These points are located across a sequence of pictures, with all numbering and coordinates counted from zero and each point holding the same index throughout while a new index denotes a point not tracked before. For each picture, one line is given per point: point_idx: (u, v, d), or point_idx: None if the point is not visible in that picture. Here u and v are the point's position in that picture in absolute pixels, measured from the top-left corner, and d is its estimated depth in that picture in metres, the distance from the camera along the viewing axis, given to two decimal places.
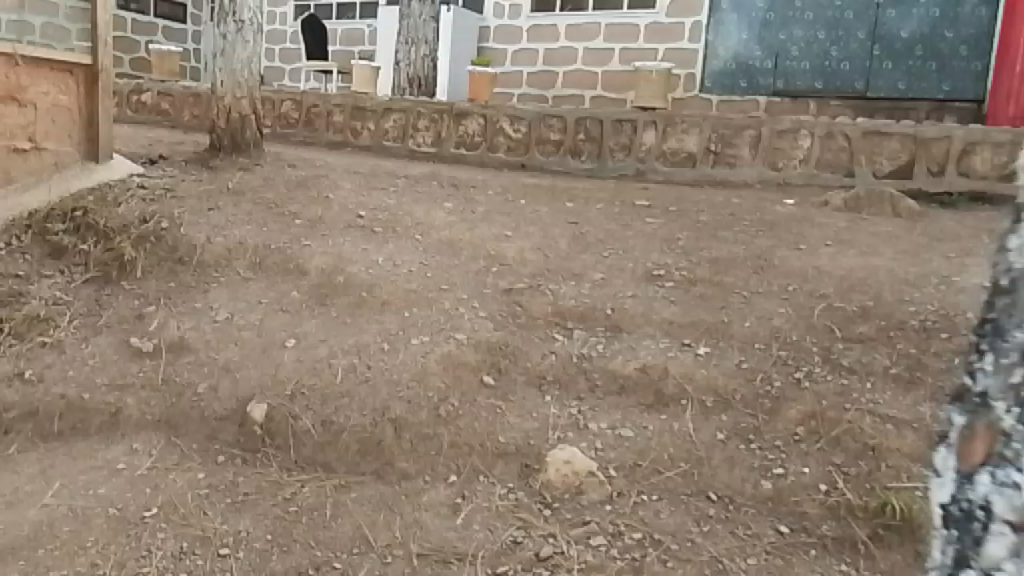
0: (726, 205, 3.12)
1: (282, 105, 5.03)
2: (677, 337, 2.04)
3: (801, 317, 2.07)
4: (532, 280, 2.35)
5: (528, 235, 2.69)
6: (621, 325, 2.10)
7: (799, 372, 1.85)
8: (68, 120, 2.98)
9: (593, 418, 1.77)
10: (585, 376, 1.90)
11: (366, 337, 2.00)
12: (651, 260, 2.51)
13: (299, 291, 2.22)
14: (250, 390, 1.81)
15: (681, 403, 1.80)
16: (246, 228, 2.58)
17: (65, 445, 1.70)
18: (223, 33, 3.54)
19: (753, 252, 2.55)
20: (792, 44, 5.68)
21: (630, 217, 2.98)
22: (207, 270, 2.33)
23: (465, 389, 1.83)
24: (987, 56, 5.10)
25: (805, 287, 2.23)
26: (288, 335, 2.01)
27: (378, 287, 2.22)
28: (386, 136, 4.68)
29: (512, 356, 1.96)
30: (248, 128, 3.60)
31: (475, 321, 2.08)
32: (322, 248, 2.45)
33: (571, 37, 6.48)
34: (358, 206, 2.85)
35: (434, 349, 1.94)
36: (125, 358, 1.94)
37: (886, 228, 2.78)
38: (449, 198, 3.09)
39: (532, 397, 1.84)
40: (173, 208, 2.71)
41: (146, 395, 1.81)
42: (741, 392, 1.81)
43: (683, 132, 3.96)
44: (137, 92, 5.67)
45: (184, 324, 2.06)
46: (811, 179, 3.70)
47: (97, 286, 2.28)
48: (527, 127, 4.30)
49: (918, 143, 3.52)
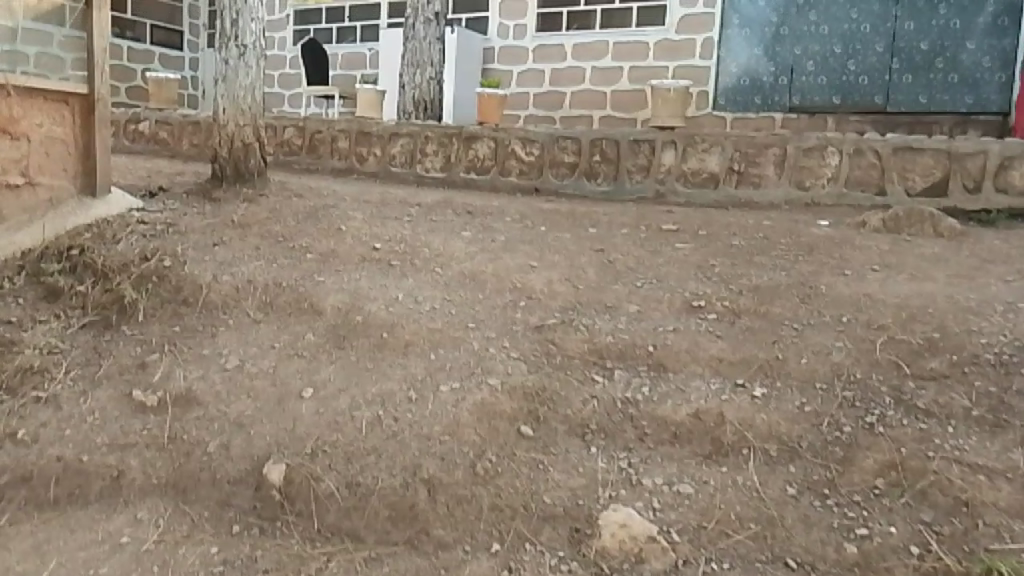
0: (758, 228, 2.96)
1: (285, 132, 4.89)
2: (728, 377, 1.87)
3: (862, 351, 1.90)
4: (563, 315, 2.18)
5: (554, 265, 2.52)
6: (664, 363, 1.94)
7: (871, 416, 1.68)
8: (64, 152, 2.83)
9: (646, 473, 1.60)
10: (633, 424, 1.74)
11: (390, 384, 1.83)
12: (688, 289, 2.35)
13: (315, 334, 2.05)
14: (266, 448, 1.64)
15: (742, 453, 1.64)
16: (255, 265, 2.42)
17: (60, 515, 1.52)
18: (224, 59, 3.40)
19: (796, 279, 2.39)
20: (806, 59, 5.57)
21: (658, 242, 2.82)
22: (214, 311, 2.16)
23: (503, 441, 1.66)
24: (1012, 67, 5.00)
25: (860, 317, 2.07)
26: (304, 384, 1.84)
27: (400, 327, 2.05)
28: (393, 161, 4.52)
29: (551, 403, 1.78)
30: (251, 157, 3.44)
31: (509, 363, 1.91)
32: (335, 285, 2.28)
33: (578, 57, 6.37)
34: (372, 237, 2.70)
35: (466, 398, 1.77)
36: (126, 413, 1.77)
37: (933, 249, 2.62)
38: (467, 227, 2.93)
39: (576, 449, 1.67)
40: (176, 244, 2.55)
41: (151, 456, 1.64)
42: (808, 438, 1.65)
43: (704, 152, 3.81)
44: (135, 122, 5.55)
45: (191, 374, 1.89)
46: (840, 199, 3.56)
47: (96, 331, 2.12)
48: (540, 150, 4.16)
49: (953, 158, 3.39)
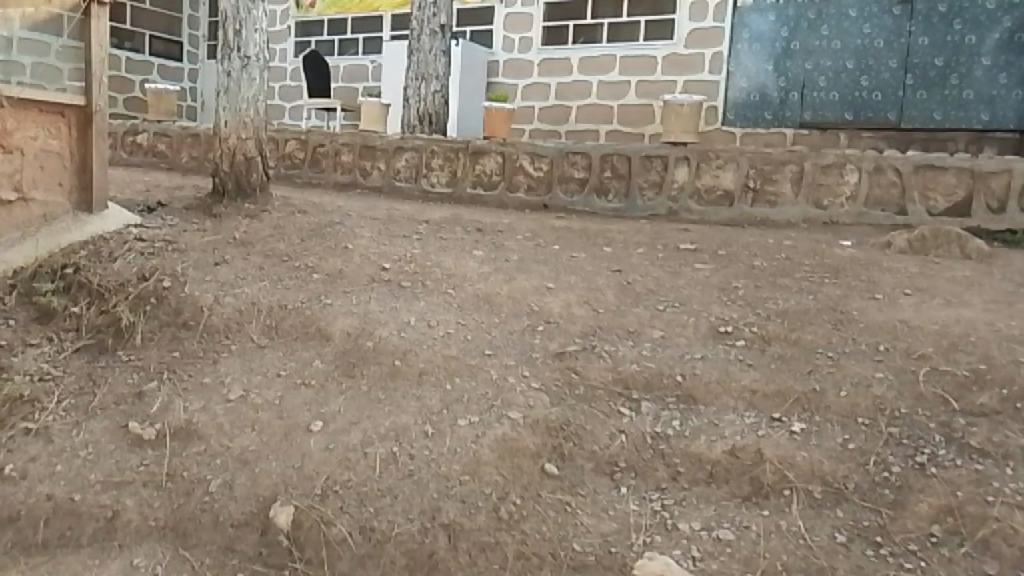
0: (780, 248, 2.86)
1: (286, 145, 4.79)
2: (762, 411, 1.77)
3: (904, 383, 1.80)
4: (584, 340, 2.07)
5: (571, 286, 2.42)
6: (694, 395, 1.83)
7: (921, 455, 1.57)
8: (59, 166, 2.72)
9: (683, 518, 1.48)
10: (665, 462, 1.63)
11: (405, 417, 1.71)
12: (713, 314, 2.24)
13: (323, 361, 1.94)
14: (272, 487, 1.52)
15: (783, 495, 1.53)
16: (258, 286, 2.31)
17: (49, 561, 1.40)
18: (227, 70, 3.30)
19: (825, 303, 2.28)
20: (818, 74, 5.51)
21: (677, 262, 2.71)
22: (215, 336, 2.05)
23: (527, 481, 1.54)
24: None
25: (898, 346, 1.97)
26: (313, 416, 1.72)
27: (414, 354, 1.93)
28: (398, 176, 4.42)
29: (576, 438, 1.67)
30: (254, 171, 3.33)
31: (530, 394, 1.79)
32: (343, 307, 2.17)
33: (585, 70, 6.30)
34: (381, 257, 2.59)
35: (487, 433, 1.65)
36: (122, 447, 1.65)
37: (964, 272, 2.53)
38: (478, 245, 2.82)
39: (605, 489, 1.56)
40: (176, 263, 2.44)
41: (148, 495, 1.52)
42: (854, 479, 1.54)
43: (718, 168, 3.72)
44: (133, 133, 5.44)
45: (192, 404, 1.77)
46: (860, 218, 3.47)
47: (90, 356, 2.00)
48: (549, 165, 4.07)
49: (976, 177, 3.30)
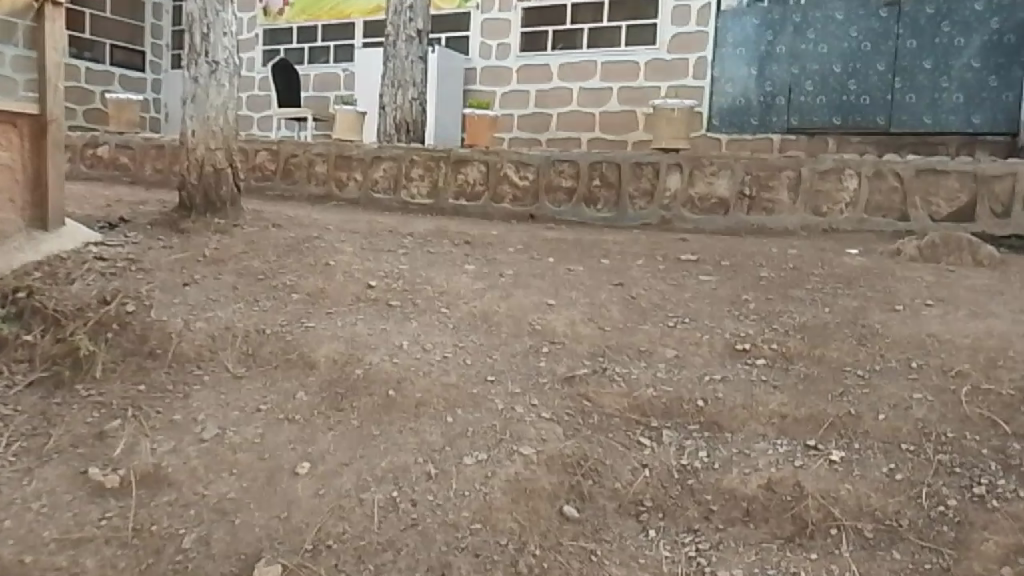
0: (786, 258, 2.72)
1: (257, 156, 4.58)
2: (796, 438, 1.61)
3: (946, 404, 1.66)
4: (594, 363, 1.90)
5: (573, 302, 2.25)
6: (718, 421, 1.67)
7: (979, 486, 1.43)
8: (10, 181, 2.50)
9: (721, 565, 1.32)
10: (695, 499, 1.46)
11: (403, 456, 1.53)
12: (728, 330, 2.09)
13: (307, 393, 1.74)
14: (255, 543, 1.32)
15: (831, 535, 1.37)
16: (232, 308, 2.11)
17: None
18: (194, 77, 3.10)
19: (844, 316, 2.14)
20: (805, 79, 5.44)
21: (680, 274, 2.57)
22: (185, 366, 1.85)
23: (546, 527, 1.37)
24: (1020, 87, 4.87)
25: (932, 362, 1.83)
26: (299, 457, 1.53)
27: (408, 383, 1.75)
28: (376, 187, 4.23)
29: (595, 475, 1.50)
30: (224, 183, 3.13)
31: (541, 426, 1.62)
32: (328, 331, 1.98)
33: (565, 77, 6.17)
34: (366, 273, 2.41)
35: (497, 472, 1.47)
36: (81, 498, 1.44)
37: (982, 280, 2.41)
38: (468, 259, 2.65)
39: (631, 534, 1.39)
40: (140, 284, 2.23)
41: (112, 554, 1.31)
42: (908, 515, 1.39)
43: (712, 175, 3.60)
44: (93, 145, 5.19)
45: (160, 446, 1.57)
46: (860, 225, 3.36)
47: (44, 392, 1.78)
48: (535, 174, 3.91)
49: (979, 181, 3.21)
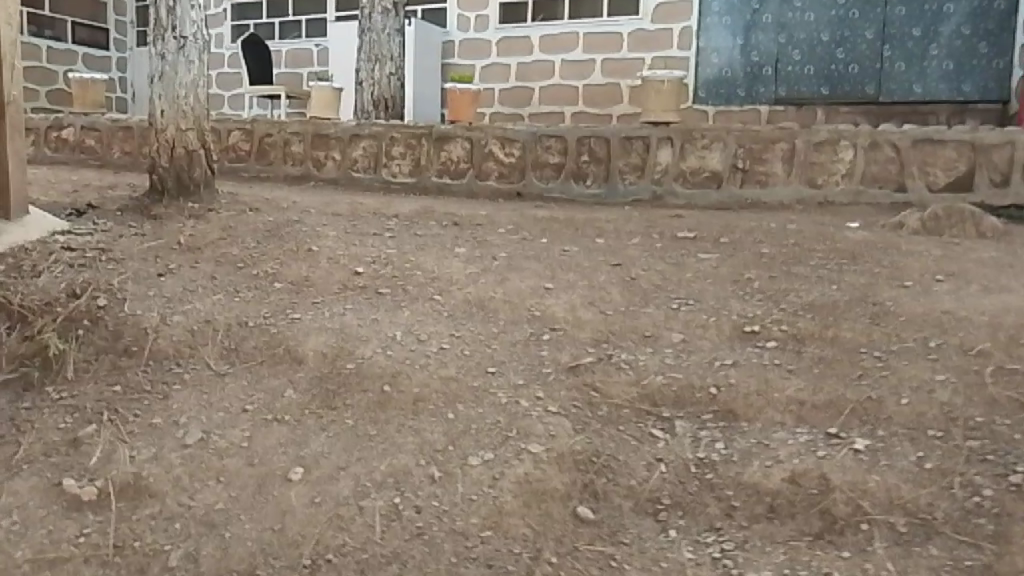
0: (786, 233, 2.64)
1: (229, 136, 4.41)
2: (816, 426, 1.53)
3: (971, 385, 1.59)
4: (598, 350, 1.80)
5: (571, 286, 2.15)
6: (734, 410, 1.58)
7: (1014, 474, 1.35)
8: None
9: (749, 566, 1.23)
10: (715, 495, 1.38)
11: (403, 457, 1.42)
12: (735, 311, 2.00)
13: (297, 391, 1.63)
14: (248, 559, 1.22)
15: (862, 531, 1.29)
16: (211, 300, 1.99)
17: None
18: (161, 54, 2.92)
19: (853, 294, 2.06)
20: (792, 48, 5.35)
21: (678, 252, 2.47)
22: (164, 364, 1.73)
23: (561, 532, 1.28)
24: (1010, 54, 4.83)
25: (951, 340, 1.76)
26: (291, 461, 1.42)
27: (404, 377, 1.64)
28: (355, 166, 4.09)
29: (609, 473, 1.41)
30: (196, 166, 2.98)
31: (549, 422, 1.52)
32: (316, 323, 1.87)
33: (546, 49, 6.03)
34: (352, 259, 2.29)
35: (504, 473, 1.38)
36: (56, 513, 1.33)
37: (990, 252, 2.35)
38: (459, 242, 2.54)
39: (651, 535, 1.30)
40: (112, 276, 2.09)
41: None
42: (941, 507, 1.31)
43: (704, 148, 3.51)
44: (57, 127, 4.98)
45: (140, 454, 1.45)
46: (857, 197, 3.30)
47: (11, 395, 1.65)
48: (521, 150, 3.80)
49: (977, 151, 3.16)
